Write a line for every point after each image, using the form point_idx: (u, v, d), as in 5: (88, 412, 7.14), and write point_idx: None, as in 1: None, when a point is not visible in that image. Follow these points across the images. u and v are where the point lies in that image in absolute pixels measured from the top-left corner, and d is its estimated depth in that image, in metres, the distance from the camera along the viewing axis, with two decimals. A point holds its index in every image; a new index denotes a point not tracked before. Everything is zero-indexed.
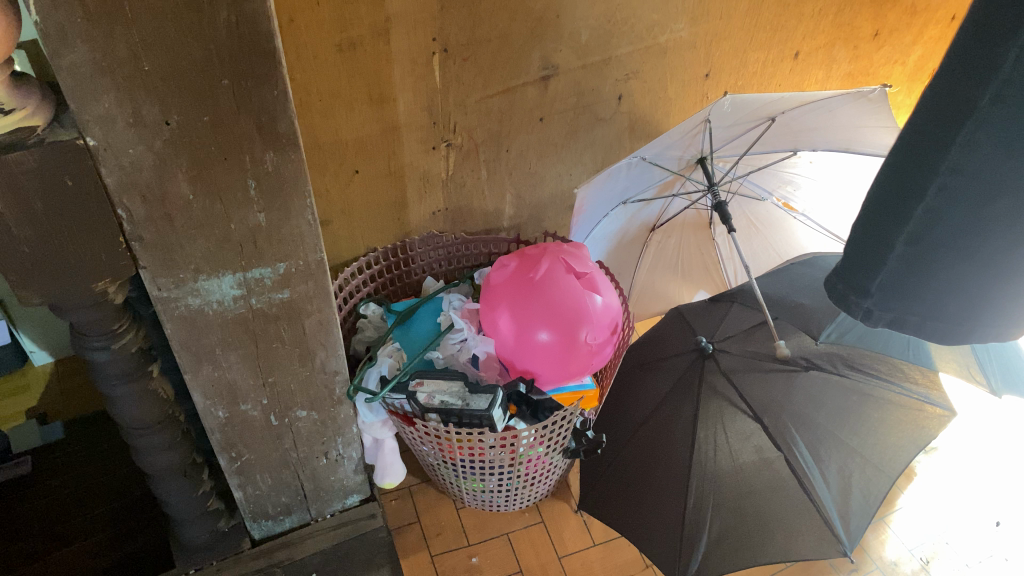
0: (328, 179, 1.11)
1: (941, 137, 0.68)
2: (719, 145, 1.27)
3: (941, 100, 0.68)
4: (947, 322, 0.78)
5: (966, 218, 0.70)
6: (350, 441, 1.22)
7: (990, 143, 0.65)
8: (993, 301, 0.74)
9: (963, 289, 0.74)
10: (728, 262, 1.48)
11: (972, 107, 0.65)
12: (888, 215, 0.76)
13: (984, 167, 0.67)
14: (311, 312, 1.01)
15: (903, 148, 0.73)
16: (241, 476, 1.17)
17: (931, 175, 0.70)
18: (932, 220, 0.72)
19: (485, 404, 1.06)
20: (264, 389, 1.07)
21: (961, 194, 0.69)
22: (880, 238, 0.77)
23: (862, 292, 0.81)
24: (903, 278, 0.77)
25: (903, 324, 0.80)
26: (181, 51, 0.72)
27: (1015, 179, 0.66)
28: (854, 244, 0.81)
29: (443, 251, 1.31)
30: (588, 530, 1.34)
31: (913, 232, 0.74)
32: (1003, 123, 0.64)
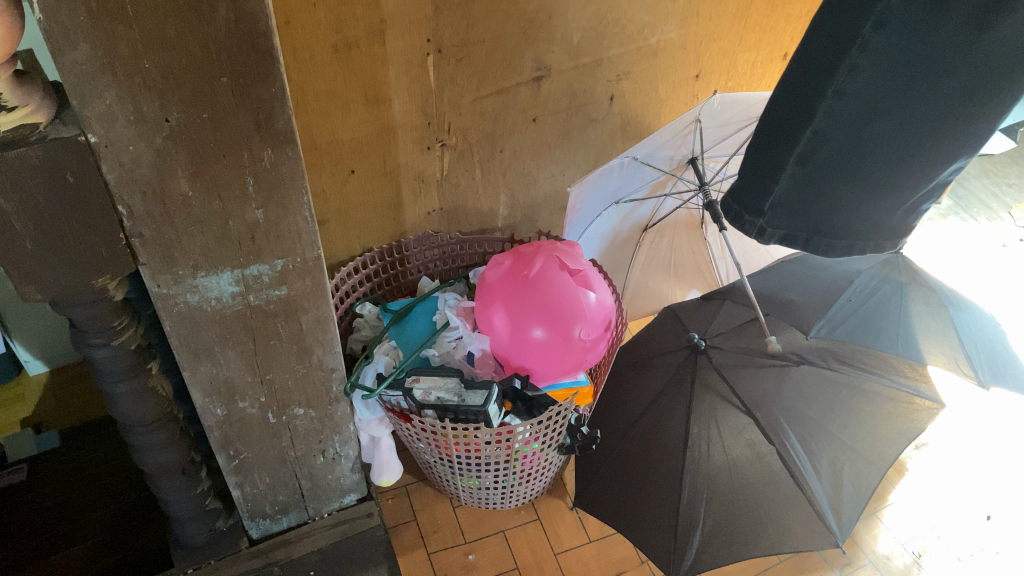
0: (324, 179, 1.12)
1: (836, 50, 0.78)
2: (709, 145, 1.30)
3: (829, 25, 0.78)
4: (824, 234, 0.94)
5: (849, 134, 0.83)
6: (346, 440, 1.23)
7: (878, 56, 0.76)
8: (868, 209, 0.91)
9: (841, 203, 0.90)
10: (721, 262, 1.51)
11: (864, 22, 0.75)
12: (778, 144, 0.88)
13: (869, 84, 0.78)
14: (308, 308, 1.02)
15: (801, 64, 0.82)
16: (238, 474, 1.18)
17: (822, 94, 0.81)
18: (818, 143, 0.85)
19: (481, 401, 1.08)
20: (262, 386, 1.08)
21: (853, 105, 0.80)
22: (774, 158, 0.89)
23: (756, 212, 0.95)
24: (791, 200, 0.91)
25: (790, 238, 0.96)
26: (180, 49, 0.73)
27: (901, 86, 0.78)
28: (745, 175, 0.95)
29: (438, 250, 1.32)
30: (584, 527, 1.35)
31: (803, 153, 0.86)
32: (889, 38, 0.75)
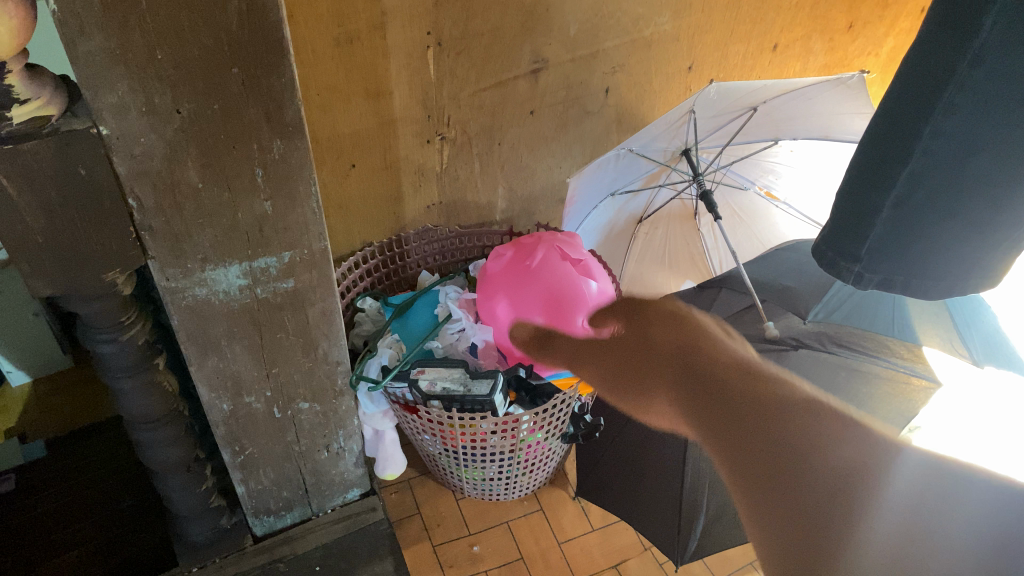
0: (326, 174, 1.13)
1: (927, 94, 0.81)
2: (702, 136, 1.32)
3: (917, 71, 0.82)
4: (934, 281, 0.93)
5: (944, 182, 0.85)
6: (351, 434, 1.23)
7: (969, 103, 0.79)
8: (976, 259, 0.90)
9: (946, 251, 0.90)
10: (715, 252, 1.51)
11: (958, 60, 0.77)
12: (874, 188, 0.90)
13: (962, 128, 0.80)
14: (315, 300, 1.02)
15: (889, 114, 0.86)
16: (243, 470, 1.19)
17: (916, 138, 0.83)
18: (913, 187, 0.86)
19: (486, 390, 1.09)
20: (268, 380, 1.08)
21: (943, 151, 0.83)
22: (869, 204, 0.91)
23: (853, 258, 0.96)
24: (891, 242, 0.92)
25: (890, 285, 0.95)
26: (192, 40, 0.74)
27: (994, 139, 0.80)
28: (839, 219, 0.97)
29: (437, 245, 1.32)
30: (587, 516, 1.36)
31: (898, 197, 0.88)
32: (980, 84, 0.77)
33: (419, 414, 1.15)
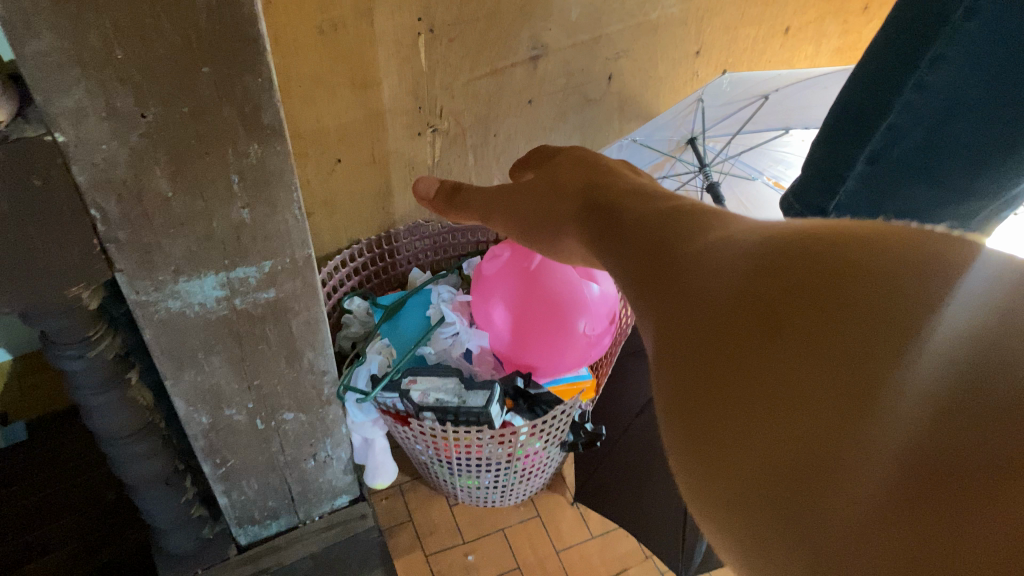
0: (310, 169, 1.05)
1: (916, 43, 0.78)
2: (709, 124, 1.28)
3: (910, 15, 0.78)
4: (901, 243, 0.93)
5: (926, 136, 0.82)
6: (339, 442, 1.17)
7: (963, 54, 0.75)
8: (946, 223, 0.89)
9: (918, 211, 0.89)
10: None
11: (954, 9, 0.73)
12: (850, 137, 0.88)
13: (949, 80, 0.77)
14: (298, 311, 0.95)
15: (876, 58, 0.83)
16: (225, 482, 1.13)
17: (901, 87, 0.80)
18: (892, 138, 0.84)
19: (483, 402, 1.03)
20: (249, 392, 1.01)
21: (927, 104, 0.80)
22: (843, 155, 0.89)
23: (819, 211, 0.95)
24: (862, 198, 0.90)
25: None
26: (158, 38, 0.66)
27: (983, 99, 0.77)
28: (812, 171, 0.94)
29: (428, 240, 1.26)
30: (586, 522, 1.31)
31: (875, 150, 0.86)
32: (977, 34, 0.73)
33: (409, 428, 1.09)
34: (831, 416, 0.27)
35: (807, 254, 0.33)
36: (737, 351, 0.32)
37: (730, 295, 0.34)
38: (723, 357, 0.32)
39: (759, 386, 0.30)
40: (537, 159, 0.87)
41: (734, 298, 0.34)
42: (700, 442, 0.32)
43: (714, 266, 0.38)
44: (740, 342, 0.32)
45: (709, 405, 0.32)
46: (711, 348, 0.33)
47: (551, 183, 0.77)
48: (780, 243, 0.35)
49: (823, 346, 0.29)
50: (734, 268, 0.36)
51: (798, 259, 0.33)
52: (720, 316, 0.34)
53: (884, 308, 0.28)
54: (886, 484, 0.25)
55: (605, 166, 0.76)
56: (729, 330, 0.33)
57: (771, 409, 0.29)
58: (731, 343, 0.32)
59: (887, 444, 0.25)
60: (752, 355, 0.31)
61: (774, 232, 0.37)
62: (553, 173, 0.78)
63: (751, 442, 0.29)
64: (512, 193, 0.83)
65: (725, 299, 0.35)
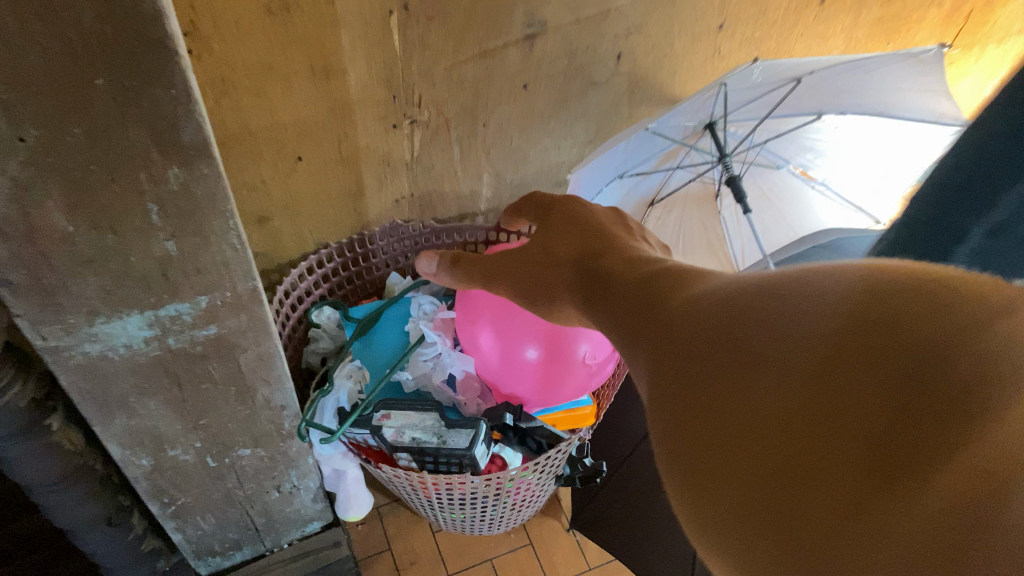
0: (265, 169, 0.90)
1: None
2: (733, 108, 1.10)
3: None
4: None
5: None
6: (306, 472, 1.04)
7: None
8: None
9: None
10: (737, 237, 1.26)
11: None
12: (966, 202, 0.75)
13: None
14: (246, 346, 0.80)
15: (1011, 109, 0.68)
16: (177, 519, 1.00)
17: None
18: None
19: (466, 442, 0.89)
20: (195, 432, 0.88)
21: None
22: (956, 223, 0.77)
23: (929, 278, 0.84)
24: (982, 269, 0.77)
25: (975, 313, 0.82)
26: (29, 44, 0.50)
27: None
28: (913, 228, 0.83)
29: (409, 242, 1.11)
30: (583, 551, 1.18)
31: (999, 223, 0.72)
32: None
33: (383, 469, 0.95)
34: (809, 451, 0.27)
35: (778, 284, 0.33)
36: (716, 388, 0.32)
37: (708, 333, 0.34)
38: (707, 393, 0.32)
39: (738, 422, 0.30)
40: (531, 208, 0.81)
41: (711, 338, 0.34)
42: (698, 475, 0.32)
43: (697, 310, 0.37)
44: (720, 375, 0.32)
45: (698, 438, 0.32)
46: (693, 388, 0.33)
47: (545, 252, 0.69)
48: (752, 282, 0.35)
49: (798, 372, 0.28)
50: (713, 309, 0.36)
51: (765, 292, 0.33)
52: (700, 356, 0.34)
53: (848, 334, 0.28)
54: (870, 503, 0.25)
55: (596, 226, 0.68)
56: (709, 367, 0.33)
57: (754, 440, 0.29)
58: (709, 376, 0.32)
59: (866, 470, 0.25)
60: (731, 391, 0.31)
61: (753, 272, 0.36)
62: (546, 238, 0.71)
63: (748, 459, 0.29)
64: (508, 257, 0.73)
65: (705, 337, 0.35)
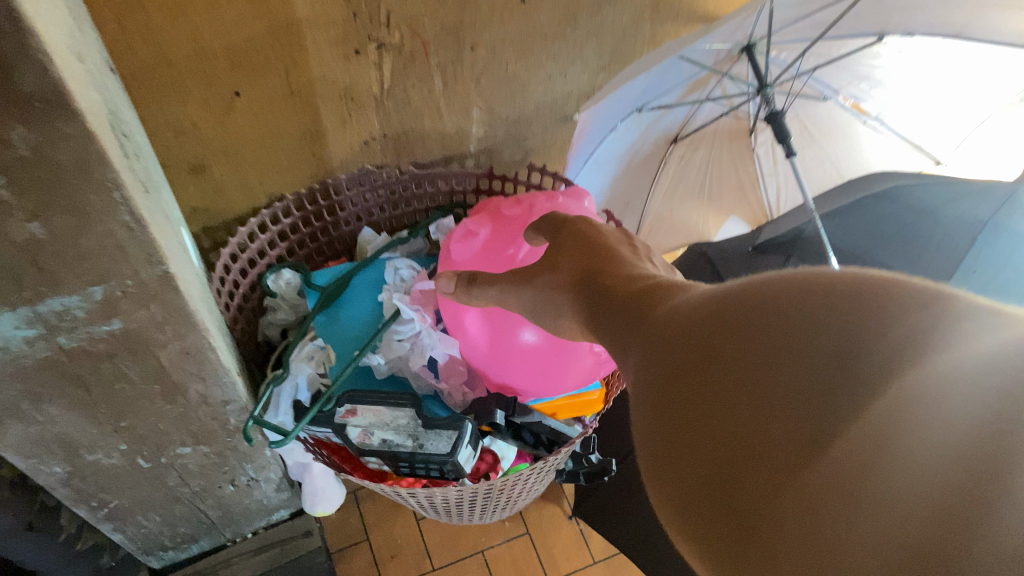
0: (191, 107, 0.71)
1: None
2: (777, 27, 0.89)
3: None
4: None
5: None
6: (264, 465, 0.89)
7: None
8: None
9: None
10: (771, 180, 1.08)
11: None
12: None
13: None
14: (165, 339, 0.64)
15: None
16: (113, 520, 0.86)
17: None
18: None
19: (447, 447, 0.73)
20: (118, 434, 0.72)
21: None
22: None
23: None
24: None
25: None
26: None
27: None
28: None
29: (384, 191, 0.93)
30: (586, 543, 1.06)
31: None
32: None
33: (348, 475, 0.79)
34: (795, 477, 0.22)
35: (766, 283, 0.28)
36: (662, 395, 0.29)
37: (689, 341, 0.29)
38: (683, 411, 0.27)
39: (714, 437, 0.25)
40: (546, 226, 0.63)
41: (688, 349, 0.29)
42: (678, 505, 0.27)
43: (675, 319, 0.32)
44: (697, 392, 0.27)
45: (674, 457, 0.27)
46: (666, 404, 0.28)
47: (548, 273, 0.55)
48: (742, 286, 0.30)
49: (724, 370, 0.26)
50: (692, 318, 0.30)
51: (741, 291, 0.28)
52: (674, 370, 0.29)
53: (836, 338, 0.23)
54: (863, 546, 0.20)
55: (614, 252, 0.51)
56: (684, 379, 0.28)
57: (733, 462, 0.24)
58: (683, 380, 0.28)
59: (874, 501, 0.20)
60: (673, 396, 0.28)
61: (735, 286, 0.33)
62: (553, 253, 0.56)
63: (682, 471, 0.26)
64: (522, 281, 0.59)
65: (681, 345, 0.30)
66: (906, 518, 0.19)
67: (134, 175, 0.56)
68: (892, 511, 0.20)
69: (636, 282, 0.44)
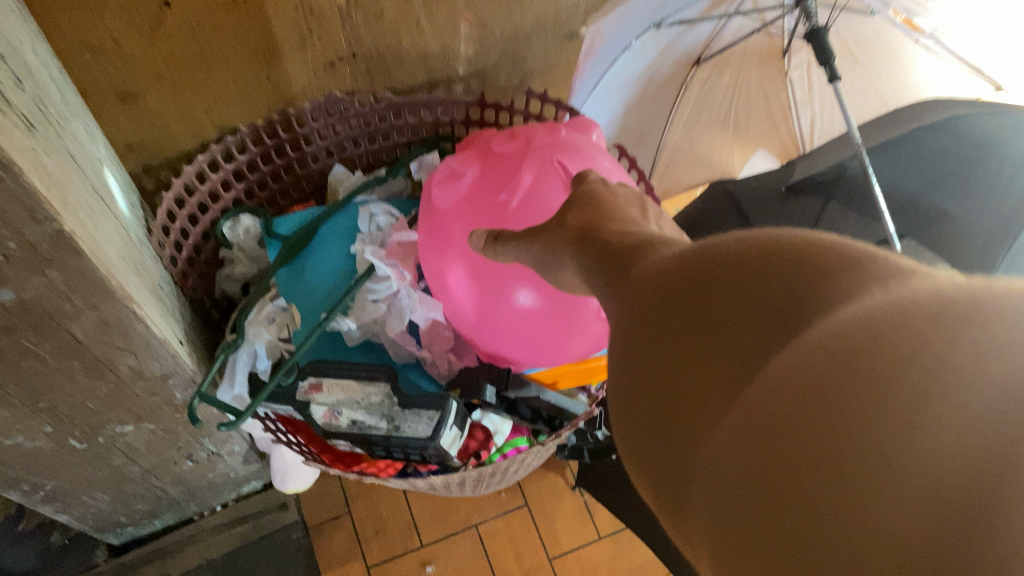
0: (106, 19, 0.57)
1: None
2: None
3: None
4: None
5: None
6: (227, 438, 0.78)
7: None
8: None
9: None
10: (803, 108, 0.93)
11: None
12: None
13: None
14: (75, 310, 0.52)
15: None
16: (54, 502, 0.75)
17: None
18: None
19: (426, 431, 0.61)
20: (37, 416, 0.60)
21: None
22: None
23: None
24: None
25: None
26: None
27: None
28: None
29: (359, 121, 0.79)
30: (591, 517, 1.01)
31: None
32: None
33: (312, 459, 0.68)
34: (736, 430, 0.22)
35: (736, 243, 0.27)
36: (642, 373, 0.29)
37: (665, 283, 0.29)
38: (663, 382, 0.27)
39: (673, 375, 0.26)
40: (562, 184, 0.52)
41: (661, 293, 0.29)
42: (666, 484, 0.26)
43: (646, 284, 0.31)
44: (674, 363, 0.26)
45: (649, 406, 0.28)
46: (647, 375, 0.28)
47: (558, 236, 0.44)
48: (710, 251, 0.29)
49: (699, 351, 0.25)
50: (671, 268, 0.30)
51: (710, 262, 0.27)
52: (646, 311, 0.30)
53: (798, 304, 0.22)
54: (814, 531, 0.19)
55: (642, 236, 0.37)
56: (659, 341, 0.28)
57: (692, 411, 0.25)
58: (664, 360, 0.27)
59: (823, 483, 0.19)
60: (653, 378, 0.28)
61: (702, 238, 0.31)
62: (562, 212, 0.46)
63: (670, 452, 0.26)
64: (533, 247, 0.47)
65: (655, 313, 0.29)
66: (836, 482, 0.18)
67: (9, 107, 0.43)
68: (841, 482, 0.18)
69: (664, 275, 0.30)
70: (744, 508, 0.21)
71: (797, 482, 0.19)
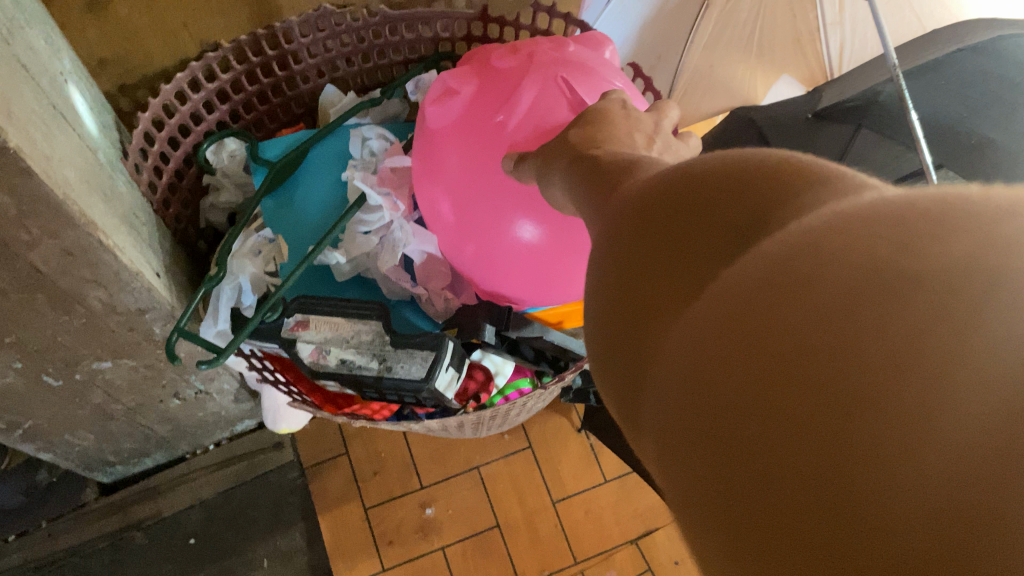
0: None
1: None
2: None
3: None
4: None
5: None
6: (215, 376, 0.75)
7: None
8: None
9: None
10: (835, 29, 0.85)
11: None
12: None
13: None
14: (32, 238, 0.47)
15: None
16: (36, 440, 0.72)
17: None
18: None
19: (418, 371, 0.57)
20: (4, 351, 0.56)
21: None
22: None
23: None
24: None
25: None
26: None
27: None
28: None
29: (351, 37, 0.73)
30: (597, 460, 0.98)
31: None
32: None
33: (301, 403, 0.64)
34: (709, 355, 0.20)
35: (734, 167, 0.25)
36: (639, 307, 0.27)
37: (664, 200, 0.27)
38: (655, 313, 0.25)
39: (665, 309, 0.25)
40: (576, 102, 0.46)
41: (657, 223, 0.27)
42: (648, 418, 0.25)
43: (643, 211, 0.29)
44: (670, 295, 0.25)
45: (643, 340, 0.26)
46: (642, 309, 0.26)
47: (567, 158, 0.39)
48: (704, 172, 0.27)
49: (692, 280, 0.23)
50: (664, 195, 0.28)
51: (707, 187, 0.25)
52: (643, 242, 0.28)
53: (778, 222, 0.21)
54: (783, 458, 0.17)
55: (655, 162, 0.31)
56: (655, 270, 0.26)
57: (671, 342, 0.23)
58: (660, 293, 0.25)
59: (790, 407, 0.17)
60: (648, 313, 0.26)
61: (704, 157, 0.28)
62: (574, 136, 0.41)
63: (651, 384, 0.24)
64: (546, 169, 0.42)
65: (653, 242, 0.27)
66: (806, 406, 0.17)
67: None
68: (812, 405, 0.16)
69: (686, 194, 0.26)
70: (695, 429, 0.20)
71: (771, 411, 0.17)
